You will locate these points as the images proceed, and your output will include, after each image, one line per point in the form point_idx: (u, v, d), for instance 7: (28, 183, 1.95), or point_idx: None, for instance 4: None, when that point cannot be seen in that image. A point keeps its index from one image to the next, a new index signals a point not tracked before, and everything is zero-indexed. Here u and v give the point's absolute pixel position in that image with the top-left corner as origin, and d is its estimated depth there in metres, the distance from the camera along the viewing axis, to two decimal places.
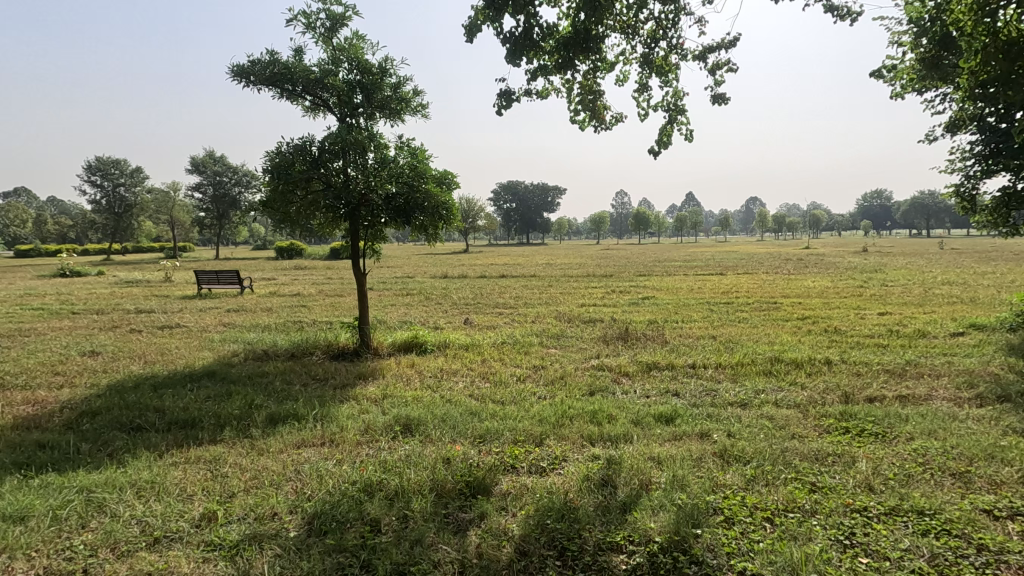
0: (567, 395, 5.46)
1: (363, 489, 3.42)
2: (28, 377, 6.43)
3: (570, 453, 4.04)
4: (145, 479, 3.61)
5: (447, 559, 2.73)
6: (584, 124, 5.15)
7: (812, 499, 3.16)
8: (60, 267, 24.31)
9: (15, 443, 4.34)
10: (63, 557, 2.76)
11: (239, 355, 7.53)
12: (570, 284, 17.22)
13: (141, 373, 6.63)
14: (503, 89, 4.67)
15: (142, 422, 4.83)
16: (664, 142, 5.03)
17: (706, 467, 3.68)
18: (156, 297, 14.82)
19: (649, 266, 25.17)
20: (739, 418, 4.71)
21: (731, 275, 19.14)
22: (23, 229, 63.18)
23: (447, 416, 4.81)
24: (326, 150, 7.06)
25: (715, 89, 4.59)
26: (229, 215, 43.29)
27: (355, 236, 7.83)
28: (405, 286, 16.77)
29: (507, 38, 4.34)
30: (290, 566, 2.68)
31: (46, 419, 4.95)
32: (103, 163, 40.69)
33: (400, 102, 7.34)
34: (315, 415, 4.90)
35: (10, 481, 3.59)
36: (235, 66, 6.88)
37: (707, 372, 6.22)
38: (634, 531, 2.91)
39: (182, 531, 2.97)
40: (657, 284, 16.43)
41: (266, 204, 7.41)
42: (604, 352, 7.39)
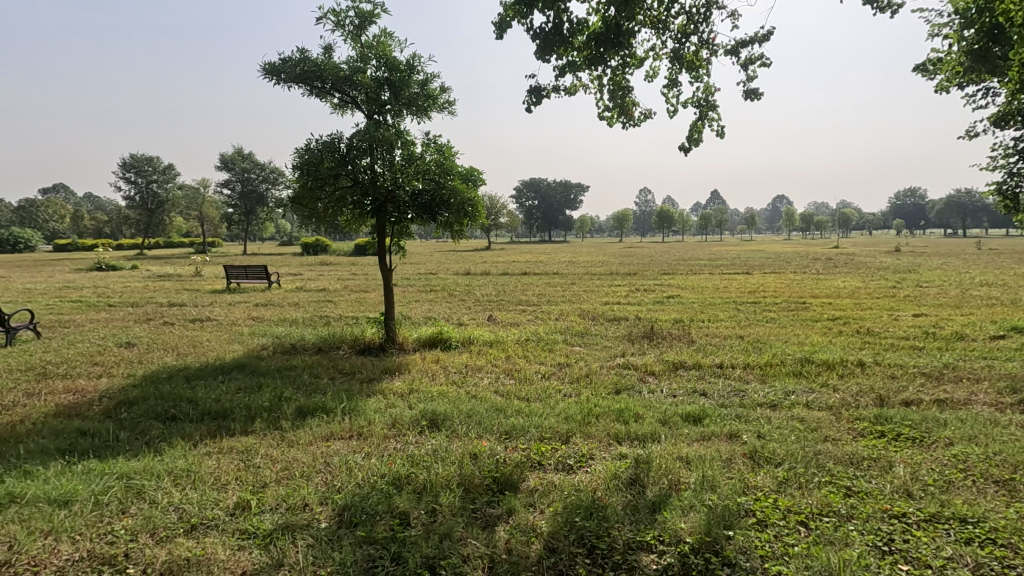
0: (592, 394, 5.43)
1: (391, 483, 3.46)
2: (69, 367, 6.66)
3: (597, 451, 4.01)
4: (181, 467, 3.70)
5: (477, 554, 2.74)
6: (612, 121, 5.12)
7: (848, 504, 3.09)
8: (96, 262, 25.07)
9: (58, 430, 4.50)
10: (105, 541, 2.85)
11: (268, 349, 7.67)
12: (593, 282, 17.14)
13: (174, 365, 6.81)
14: (532, 86, 4.68)
15: (177, 412, 4.96)
16: (695, 138, 4.97)
17: (736, 469, 3.62)
18: (187, 291, 15.19)
19: (673, 264, 24.81)
20: (769, 419, 4.62)
21: (757, 274, 18.83)
22: (62, 225, 65.51)
23: (473, 411, 4.83)
24: (354, 147, 7.13)
25: (747, 84, 4.52)
26: (256, 211, 44.13)
27: (381, 232, 7.89)
28: (429, 282, 16.90)
29: (537, 34, 4.34)
30: (322, 556, 2.72)
31: (86, 407, 5.12)
32: (139, 159, 41.57)
33: (427, 99, 7.38)
34: (343, 409, 4.96)
35: (54, 467, 3.72)
36: (267, 65, 7.01)
37: (735, 373, 6.13)
38: (664, 531, 2.88)
39: (217, 520, 3.05)
40: (683, 283, 16.25)
41: (295, 201, 7.53)
42: (629, 351, 7.33)
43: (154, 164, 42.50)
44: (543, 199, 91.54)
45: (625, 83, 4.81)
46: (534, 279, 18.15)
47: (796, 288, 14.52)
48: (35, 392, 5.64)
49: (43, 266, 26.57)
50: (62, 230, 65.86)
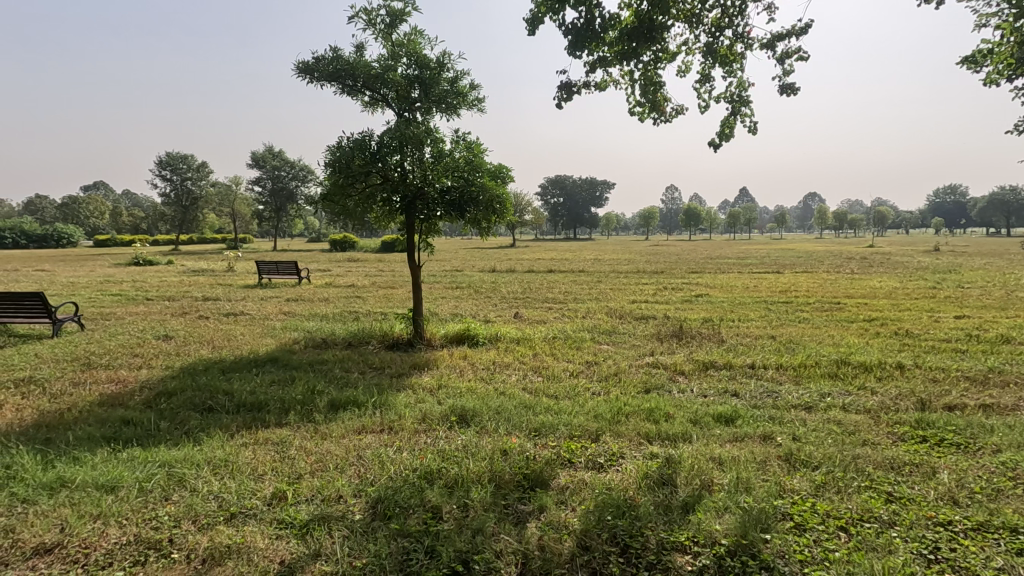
0: (622, 392, 5.40)
1: (423, 476, 3.50)
2: (111, 358, 6.90)
3: (627, 450, 3.98)
4: (220, 457, 3.80)
5: (510, 550, 2.75)
6: (643, 116, 5.05)
7: (890, 510, 3.00)
8: (134, 258, 25.89)
9: (103, 418, 4.67)
10: (150, 526, 2.94)
11: (299, 343, 7.82)
12: (620, 280, 16.96)
13: (210, 357, 6.99)
14: (563, 82, 4.64)
15: (213, 403, 5.10)
16: (727, 134, 4.85)
17: (772, 471, 3.55)
18: (220, 286, 15.58)
19: (702, 262, 24.36)
20: (803, 421, 4.52)
21: (790, 273, 18.35)
22: (102, 221, 67.87)
23: (502, 408, 4.83)
24: (384, 145, 7.20)
25: (783, 79, 4.38)
26: (286, 208, 44.95)
27: (410, 229, 7.96)
28: (455, 279, 16.96)
29: (569, 30, 4.31)
30: (357, 548, 2.76)
31: (128, 397, 5.29)
32: (174, 159, 42.95)
33: (457, 96, 7.41)
34: (373, 403, 5.04)
35: (101, 454, 3.87)
36: (300, 63, 7.13)
37: (767, 373, 6.02)
38: (699, 532, 2.85)
39: (256, 509, 3.12)
40: (712, 282, 15.99)
41: (326, 198, 7.65)
42: (659, 349, 7.25)
43: (188, 160, 43.84)
44: (568, 196, 91.08)
45: (656, 79, 4.71)
46: (560, 276, 18.08)
47: (829, 288, 14.14)
48: (81, 382, 5.86)
49: (85, 261, 27.59)
50: (102, 226, 68.26)
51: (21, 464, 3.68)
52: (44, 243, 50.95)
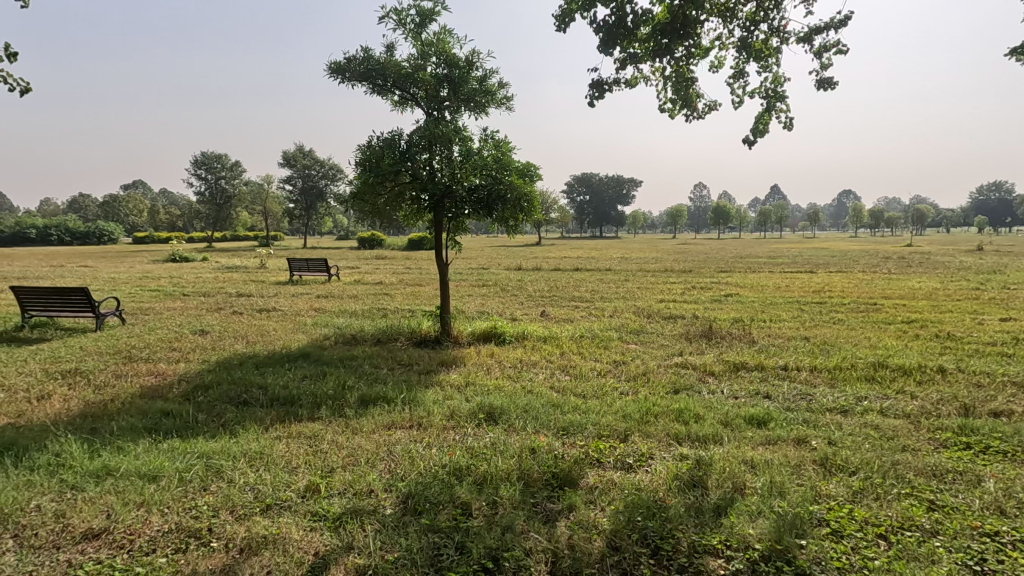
0: (650, 392, 5.35)
1: (452, 473, 3.53)
2: (151, 352, 7.14)
3: (656, 451, 3.94)
4: (255, 450, 3.90)
5: (539, 548, 2.75)
6: (674, 113, 4.95)
7: (932, 518, 2.91)
8: (171, 254, 26.72)
9: (144, 410, 4.84)
10: (191, 515, 3.04)
11: (330, 339, 7.97)
12: (648, 278, 16.78)
13: (244, 352, 7.18)
14: (594, 80, 4.60)
15: (248, 396, 5.23)
16: (761, 131, 4.71)
17: (806, 476, 3.47)
18: (253, 282, 15.97)
19: (731, 261, 23.96)
20: (839, 425, 4.40)
21: (824, 273, 17.90)
22: (141, 219, 70.21)
23: (529, 407, 4.84)
24: (414, 143, 7.27)
25: (820, 73, 4.25)
26: (316, 207, 45.76)
27: (438, 227, 8.02)
28: (481, 277, 17.04)
29: (601, 27, 4.28)
30: (389, 542, 2.80)
31: (167, 389, 5.47)
32: (208, 159, 44.45)
33: (486, 95, 7.43)
34: (402, 399, 5.10)
35: (143, 444, 4.01)
36: (333, 64, 7.25)
37: (801, 375, 5.88)
38: (731, 535, 2.80)
39: (290, 501, 3.19)
40: (741, 281, 15.72)
41: (356, 196, 7.76)
42: (688, 350, 7.16)
43: (222, 160, 45.22)
44: (594, 194, 90.49)
45: (688, 75, 4.61)
46: (586, 275, 18.03)
47: (865, 288, 13.77)
48: (123, 374, 6.08)
49: (125, 258, 28.58)
50: (141, 223, 70.67)
51: (69, 452, 3.84)
52: (87, 240, 53.00)
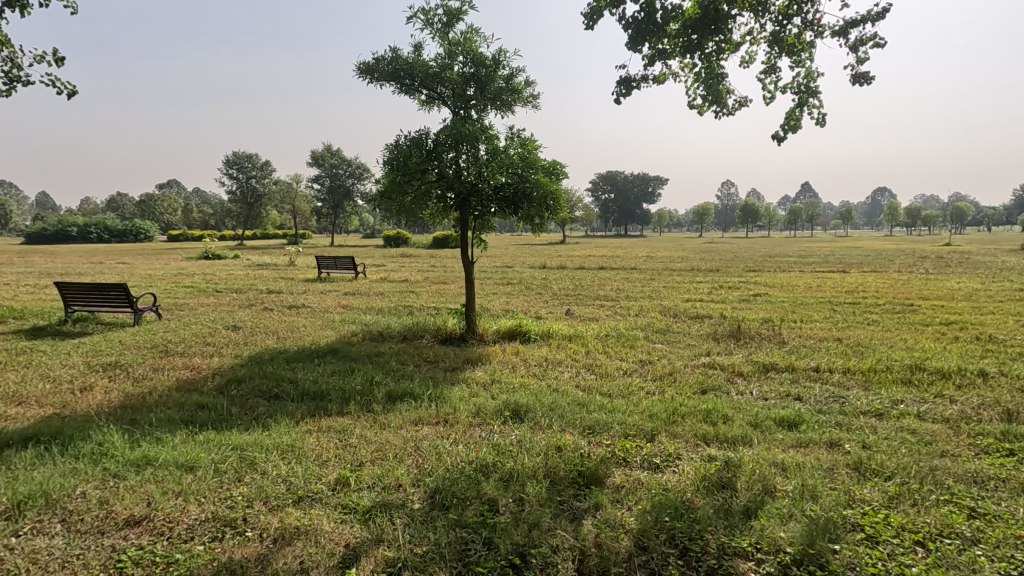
0: (677, 392, 5.29)
1: (479, 469, 3.56)
2: (186, 346, 7.36)
3: (684, 451, 3.90)
4: (287, 443, 3.99)
5: (566, 545, 2.76)
6: (703, 110, 4.81)
7: (973, 526, 2.82)
8: (203, 251, 27.41)
9: (181, 402, 4.99)
10: (226, 505, 3.13)
11: (357, 335, 8.09)
12: (674, 278, 16.59)
13: (275, 347, 7.34)
14: (622, 77, 4.54)
15: (279, 391, 5.36)
16: (792, 127, 4.55)
17: (840, 480, 3.39)
18: (283, 279, 16.30)
19: (759, 260, 23.50)
20: (874, 429, 4.29)
21: (857, 273, 17.40)
22: (175, 218, 72.24)
23: (555, 405, 4.84)
24: (440, 142, 7.33)
25: (856, 68, 4.10)
26: (343, 206, 46.43)
27: (463, 225, 8.06)
28: (506, 275, 17.06)
29: (629, 23, 4.24)
30: (418, 536, 2.84)
31: (202, 383, 5.63)
32: (239, 159, 45.55)
33: (512, 93, 7.44)
34: (429, 395, 5.16)
35: (180, 435, 4.15)
36: (362, 64, 7.36)
37: (833, 377, 5.75)
38: (762, 538, 2.76)
39: (321, 493, 3.26)
40: (771, 281, 15.40)
41: (383, 195, 7.87)
42: (715, 350, 7.05)
43: (252, 160, 46.37)
44: (620, 192, 89.74)
45: (718, 70, 4.49)
46: (612, 274, 17.93)
47: (901, 289, 13.37)
48: (160, 367, 6.29)
49: (161, 255, 29.40)
50: (175, 222, 72.62)
51: (111, 441, 3.99)
52: (124, 238, 54.79)
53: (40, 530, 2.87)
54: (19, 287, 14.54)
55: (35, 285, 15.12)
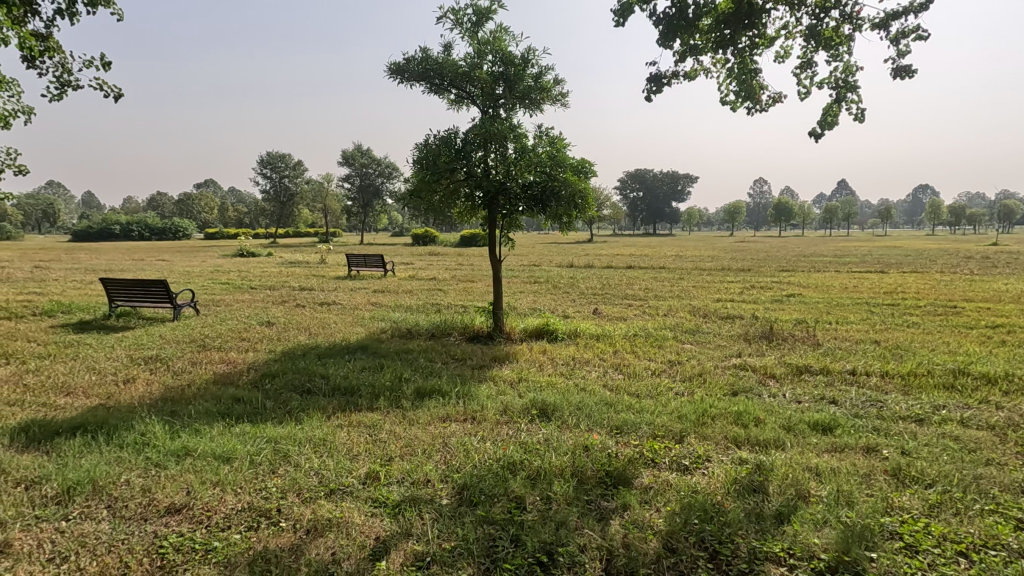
0: (707, 394, 5.22)
1: (506, 467, 3.58)
2: (223, 341, 7.59)
3: (714, 454, 3.84)
4: (319, 437, 4.08)
5: (594, 545, 2.75)
6: (736, 106, 4.71)
7: (1020, 537, 2.71)
8: (239, 249, 28.16)
9: (218, 395, 5.16)
10: (261, 495, 3.23)
11: (387, 332, 8.21)
12: (704, 278, 16.31)
13: (307, 343, 7.51)
14: (652, 74, 4.48)
15: (311, 386, 5.48)
16: (829, 123, 4.42)
17: (877, 486, 3.29)
18: (315, 277, 16.63)
19: (792, 260, 22.96)
20: (914, 435, 4.15)
21: (896, 274, 16.82)
22: (212, 216, 74.54)
23: (583, 404, 4.83)
24: (469, 141, 7.37)
25: (898, 61, 3.96)
26: (372, 204, 47.06)
27: (491, 224, 8.07)
28: (533, 274, 17.06)
29: (660, 20, 4.19)
30: (446, 531, 2.87)
31: (238, 377, 5.81)
32: (273, 158, 46.71)
33: (541, 92, 7.43)
34: (457, 392, 5.21)
35: (218, 427, 4.29)
36: (393, 65, 7.46)
37: (871, 381, 5.58)
38: (795, 544, 2.71)
39: (352, 487, 3.33)
40: (805, 281, 15.01)
41: (413, 194, 7.95)
42: (746, 351, 6.93)
43: (286, 160, 47.46)
44: (648, 191, 88.66)
45: (751, 66, 4.39)
46: (640, 273, 17.75)
47: (944, 290, 12.89)
48: (198, 361, 6.50)
49: (199, 252, 30.42)
50: (212, 220, 74.88)
51: (153, 432, 4.15)
52: (164, 236, 56.69)
53: (88, 515, 3.01)
54: (68, 282, 15.22)
55: (82, 281, 15.77)
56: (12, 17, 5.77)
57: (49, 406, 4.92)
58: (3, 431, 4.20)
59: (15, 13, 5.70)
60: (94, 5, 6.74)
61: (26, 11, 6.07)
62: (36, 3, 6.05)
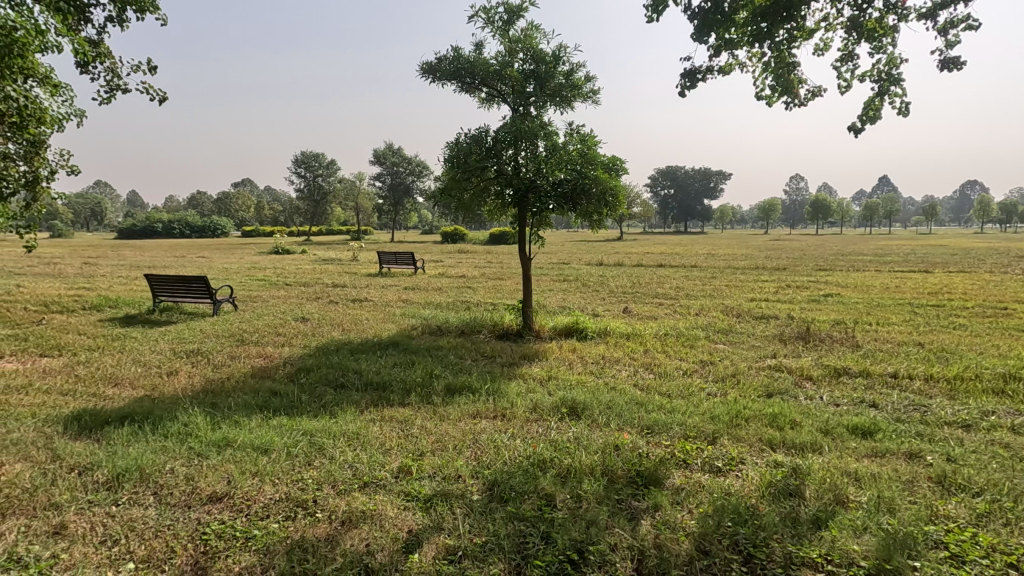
0: (741, 395, 5.13)
1: (536, 464, 3.59)
2: (260, 336, 7.81)
3: (748, 456, 3.77)
4: (353, 431, 4.16)
5: (625, 545, 2.74)
6: (772, 101, 4.59)
7: None
8: (274, 247, 28.81)
9: (256, 388, 5.31)
10: (298, 487, 3.32)
11: (417, 329, 8.32)
12: (738, 277, 15.99)
13: (340, 338, 7.67)
14: (687, 69, 4.39)
15: (345, 380, 5.60)
16: (870, 117, 4.27)
17: (920, 493, 3.18)
18: (347, 274, 16.95)
19: (830, 259, 22.21)
20: (960, 441, 3.99)
21: (942, 273, 16.14)
22: (248, 215, 76.68)
23: (613, 403, 4.80)
24: (500, 140, 7.39)
25: (945, 52, 3.80)
26: (403, 203, 47.60)
27: (521, 222, 8.08)
28: (563, 271, 17.01)
29: (695, 14, 4.12)
30: (477, 526, 2.90)
31: (274, 371, 5.97)
32: (308, 157, 47.83)
33: (572, 89, 7.40)
34: (487, 389, 5.24)
35: (256, 419, 4.42)
36: (425, 64, 7.54)
37: (914, 384, 5.38)
38: (833, 550, 2.64)
39: (385, 480, 3.39)
40: (844, 281, 14.57)
41: (443, 192, 8.03)
42: (782, 352, 6.78)
43: (319, 160, 48.49)
44: (680, 188, 87.29)
45: (789, 60, 4.26)
46: (671, 271, 17.49)
47: (994, 291, 12.33)
48: (237, 355, 6.71)
49: (235, 250, 31.25)
50: (248, 219, 77.03)
51: (195, 422, 4.31)
52: (203, 234, 58.54)
53: (136, 501, 3.15)
54: (115, 278, 15.87)
55: (127, 276, 16.42)
56: (67, 24, 6.05)
57: (98, 396, 5.15)
58: (58, 419, 4.42)
59: (69, 21, 5.98)
60: (142, 11, 7.01)
61: (81, 18, 6.37)
62: (88, 11, 6.33)
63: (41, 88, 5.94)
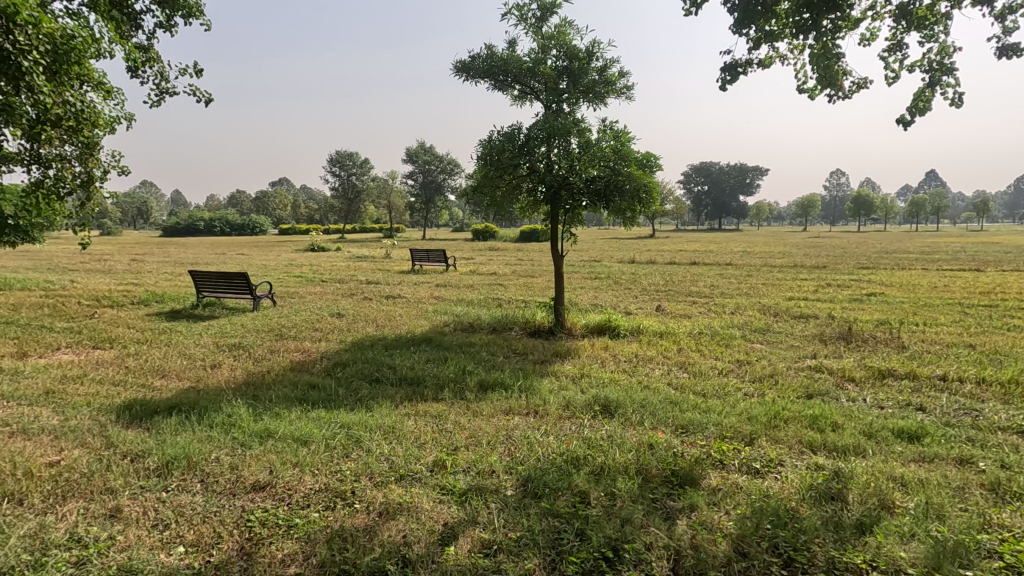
0: (779, 395, 5.02)
1: (570, 461, 3.59)
2: (298, 331, 8.01)
3: (787, 458, 3.69)
4: (388, 424, 4.24)
5: (661, 544, 2.72)
6: (815, 93, 4.46)
7: None
8: (310, 244, 29.41)
9: (295, 381, 5.46)
10: (337, 477, 3.40)
11: (449, 325, 8.40)
12: (776, 275, 15.58)
13: (375, 334, 7.81)
14: (727, 63, 4.30)
15: (380, 375, 5.70)
16: (920, 108, 4.11)
17: (972, 501, 3.06)
18: (380, 271, 17.22)
19: (874, 257, 21.30)
20: (1015, 448, 3.81)
21: (995, 272, 15.37)
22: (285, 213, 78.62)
23: (647, 402, 4.75)
24: (533, 137, 7.39)
25: (1003, 38, 3.63)
26: (435, 201, 48.01)
27: (553, 219, 8.06)
28: (594, 269, 16.87)
29: (735, 6, 4.03)
30: (512, 521, 2.92)
31: (311, 365, 6.12)
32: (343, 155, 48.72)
33: (606, 85, 7.34)
34: (519, 386, 5.26)
35: (296, 411, 4.55)
36: (459, 63, 7.60)
37: (965, 387, 5.16)
38: (878, 556, 2.56)
39: (420, 473, 3.45)
40: (889, 279, 14.03)
41: (476, 190, 8.08)
42: (822, 352, 6.59)
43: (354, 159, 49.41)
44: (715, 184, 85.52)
45: (833, 51, 4.13)
46: (705, 270, 17.13)
47: None
48: (276, 349, 6.90)
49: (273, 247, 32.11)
50: (285, 217, 79.00)
51: (238, 414, 4.46)
52: (243, 232, 60.34)
53: (185, 488, 3.28)
54: (160, 274, 16.51)
55: (172, 273, 17.09)
56: (119, 31, 6.32)
57: (148, 387, 5.38)
58: (111, 408, 4.64)
59: (121, 28, 6.24)
60: (189, 16, 7.27)
61: (132, 25, 6.63)
62: (139, 17, 6.59)
63: (96, 92, 6.21)
